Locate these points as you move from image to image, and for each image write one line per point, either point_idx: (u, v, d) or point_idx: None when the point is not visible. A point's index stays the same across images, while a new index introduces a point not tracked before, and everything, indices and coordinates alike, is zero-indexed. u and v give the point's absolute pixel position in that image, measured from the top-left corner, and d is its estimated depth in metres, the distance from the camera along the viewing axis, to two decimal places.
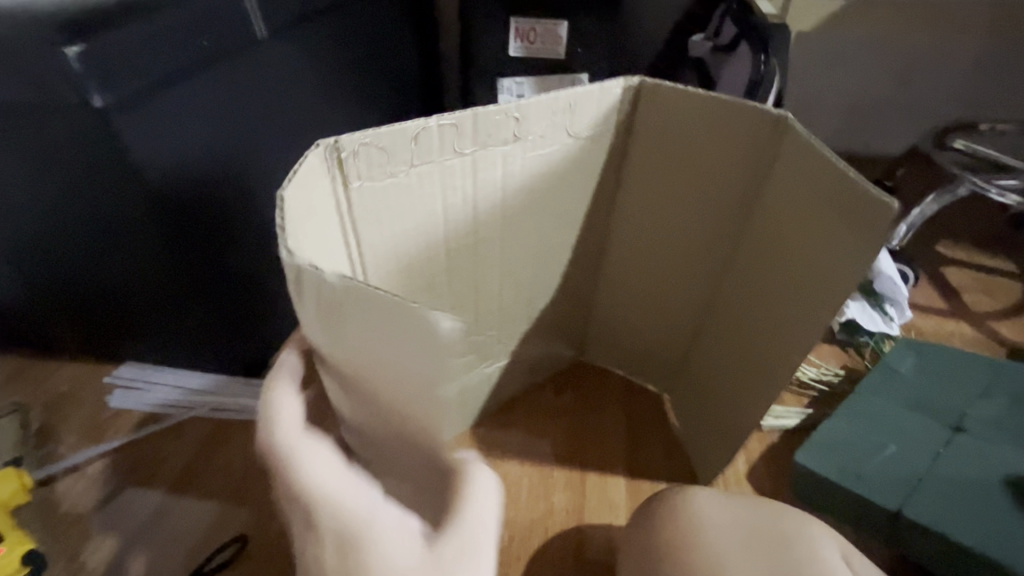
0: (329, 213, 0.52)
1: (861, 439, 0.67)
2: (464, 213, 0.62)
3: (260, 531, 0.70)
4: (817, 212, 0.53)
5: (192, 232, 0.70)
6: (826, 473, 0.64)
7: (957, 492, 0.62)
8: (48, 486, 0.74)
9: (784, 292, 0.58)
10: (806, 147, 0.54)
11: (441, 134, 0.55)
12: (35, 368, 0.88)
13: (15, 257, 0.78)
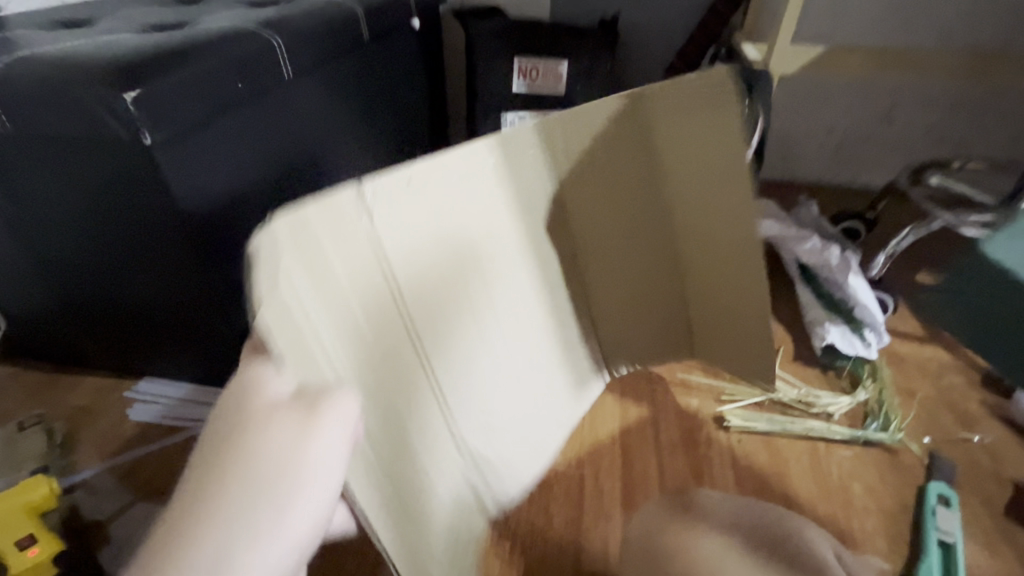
0: (343, 289, 0.40)
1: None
2: (472, 265, 0.52)
3: None
4: (698, 124, 0.50)
5: (219, 254, 0.75)
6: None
7: None
8: (71, 495, 0.78)
9: (728, 228, 0.55)
10: (667, 98, 0.51)
11: (429, 178, 0.45)
12: (59, 381, 0.93)
13: (50, 276, 0.83)
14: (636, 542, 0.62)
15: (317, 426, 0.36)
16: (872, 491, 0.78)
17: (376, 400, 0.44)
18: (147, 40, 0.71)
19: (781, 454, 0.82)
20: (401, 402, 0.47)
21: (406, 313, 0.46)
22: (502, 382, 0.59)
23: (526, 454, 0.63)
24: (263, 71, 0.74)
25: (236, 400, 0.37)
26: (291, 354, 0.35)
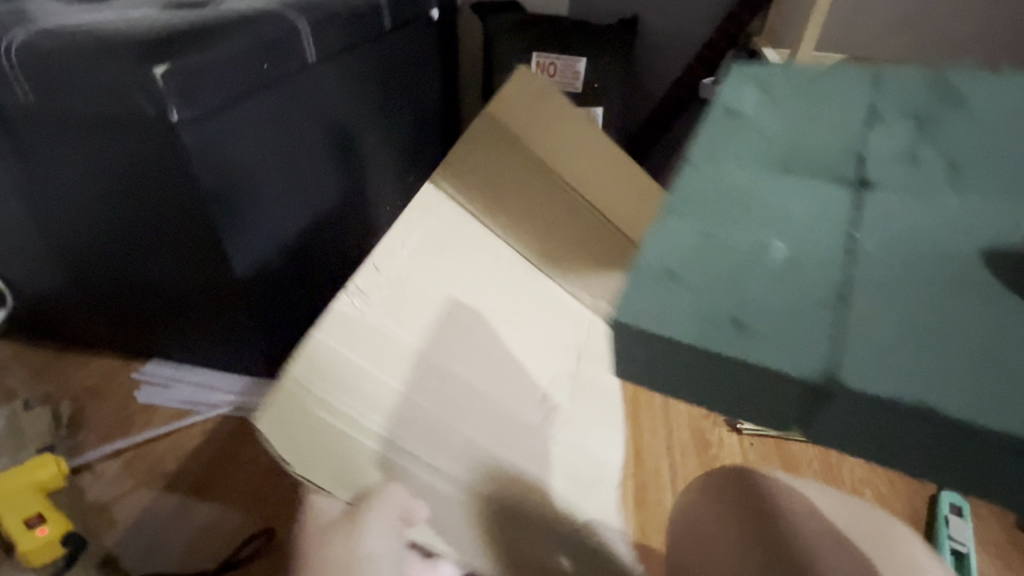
0: (360, 396, 0.47)
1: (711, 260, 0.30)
2: (458, 315, 0.58)
3: (284, 529, 0.71)
4: (534, 114, 0.65)
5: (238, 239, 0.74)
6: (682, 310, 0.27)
7: (809, 308, 0.28)
8: (77, 476, 0.76)
9: (598, 174, 0.69)
10: (507, 117, 0.64)
11: (365, 283, 0.51)
12: (65, 360, 0.91)
13: (62, 255, 0.82)
14: None
15: (364, 521, 0.41)
16: (884, 499, 0.78)
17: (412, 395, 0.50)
18: (171, 17, 0.70)
19: (793, 459, 0.82)
20: (459, 437, 0.52)
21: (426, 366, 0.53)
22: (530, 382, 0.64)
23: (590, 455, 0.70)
24: (286, 54, 0.73)
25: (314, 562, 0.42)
26: (330, 477, 0.42)
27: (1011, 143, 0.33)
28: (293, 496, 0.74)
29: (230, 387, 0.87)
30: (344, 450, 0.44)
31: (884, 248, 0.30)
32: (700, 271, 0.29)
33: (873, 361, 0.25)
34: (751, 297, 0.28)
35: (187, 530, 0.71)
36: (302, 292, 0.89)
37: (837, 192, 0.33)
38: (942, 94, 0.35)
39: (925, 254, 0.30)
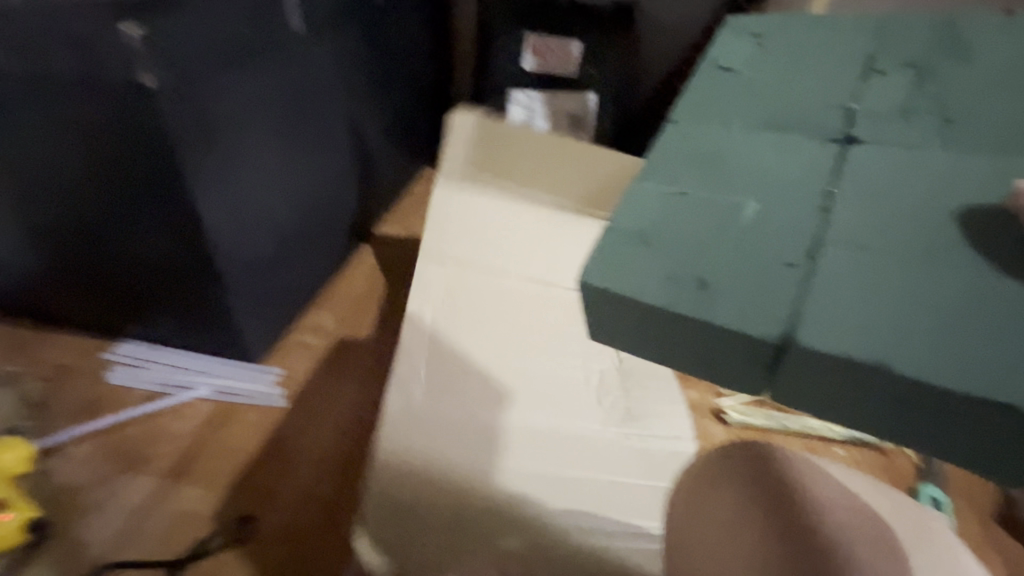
0: (411, 521, 0.57)
1: (680, 222, 0.32)
2: (479, 394, 0.70)
3: (265, 517, 0.69)
4: (484, 142, 0.76)
5: (217, 215, 0.71)
6: (651, 269, 0.30)
7: (766, 263, 0.30)
8: (43, 461, 0.73)
9: (557, 168, 0.76)
10: (457, 153, 0.76)
11: (397, 403, 0.63)
12: (32, 339, 0.87)
13: (32, 230, 0.78)
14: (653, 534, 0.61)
15: None
16: None
17: (450, 477, 0.61)
18: None
19: None
20: (495, 487, 0.63)
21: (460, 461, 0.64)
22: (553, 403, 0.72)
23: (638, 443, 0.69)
24: (272, 21, 0.69)
25: None
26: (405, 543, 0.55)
27: (993, 108, 0.36)
28: (275, 484, 0.72)
29: (207, 369, 0.84)
30: (410, 501, 0.58)
31: (845, 206, 0.32)
32: (674, 233, 0.31)
33: (835, 323, 0.27)
34: (711, 255, 0.31)
35: (159, 519, 0.69)
36: (285, 272, 0.87)
37: (795, 156, 0.35)
38: (953, 53, 0.40)
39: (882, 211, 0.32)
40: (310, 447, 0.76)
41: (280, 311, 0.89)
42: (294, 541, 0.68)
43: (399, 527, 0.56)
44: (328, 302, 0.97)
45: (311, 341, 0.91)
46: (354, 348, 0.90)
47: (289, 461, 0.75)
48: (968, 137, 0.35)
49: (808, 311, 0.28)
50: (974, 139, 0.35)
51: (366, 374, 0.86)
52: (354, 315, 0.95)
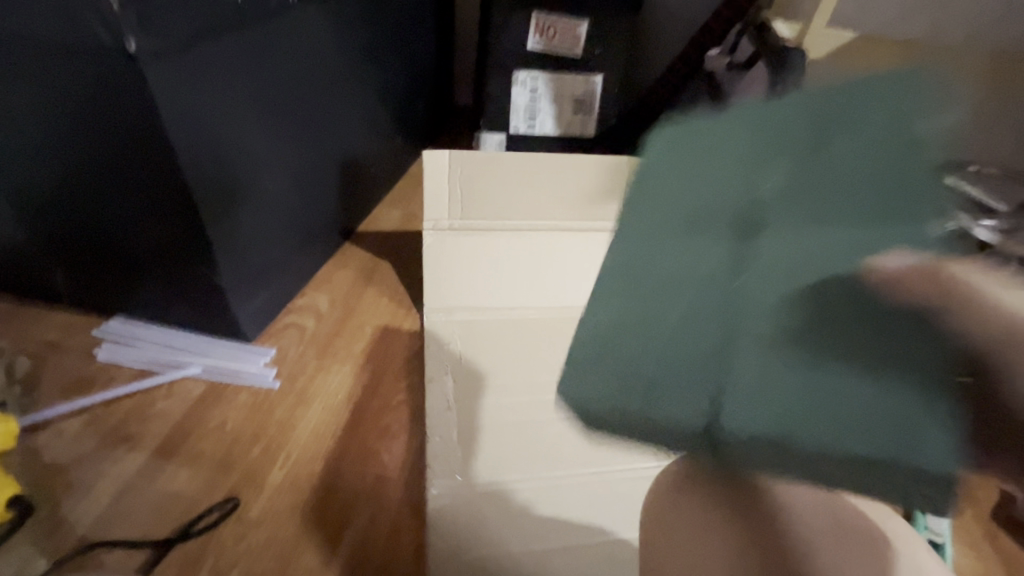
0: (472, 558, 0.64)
1: (627, 321, 0.50)
2: (525, 514, 0.68)
3: (252, 499, 0.68)
4: None
5: (207, 191, 0.69)
6: (602, 387, 0.50)
7: (678, 353, 0.49)
8: (30, 436, 0.72)
9: None
10: None
11: (437, 521, 0.66)
12: (21, 313, 0.86)
13: (19, 204, 0.76)
14: None
15: None
16: None
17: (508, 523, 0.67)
18: None
19: None
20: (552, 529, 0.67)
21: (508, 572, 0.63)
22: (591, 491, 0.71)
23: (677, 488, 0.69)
24: None
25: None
26: None
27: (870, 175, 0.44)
28: (263, 466, 0.71)
29: (199, 349, 0.82)
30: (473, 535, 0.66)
31: (755, 280, 0.48)
32: (653, 374, 0.48)
33: (743, 403, 0.45)
34: (680, 385, 0.48)
35: (144, 498, 0.67)
36: (279, 251, 0.85)
37: (701, 251, 0.49)
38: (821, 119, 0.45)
39: (790, 286, 0.46)
40: (301, 430, 0.75)
41: (274, 291, 0.87)
42: (282, 525, 0.66)
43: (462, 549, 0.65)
44: (324, 285, 0.95)
45: (306, 323, 0.89)
46: (349, 332, 0.88)
47: (279, 444, 0.73)
48: (802, 215, 0.47)
49: (720, 406, 0.46)
50: (811, 219, 0.47)
51: (361, 358, 0.85)
52: (351, 299, 0.94)
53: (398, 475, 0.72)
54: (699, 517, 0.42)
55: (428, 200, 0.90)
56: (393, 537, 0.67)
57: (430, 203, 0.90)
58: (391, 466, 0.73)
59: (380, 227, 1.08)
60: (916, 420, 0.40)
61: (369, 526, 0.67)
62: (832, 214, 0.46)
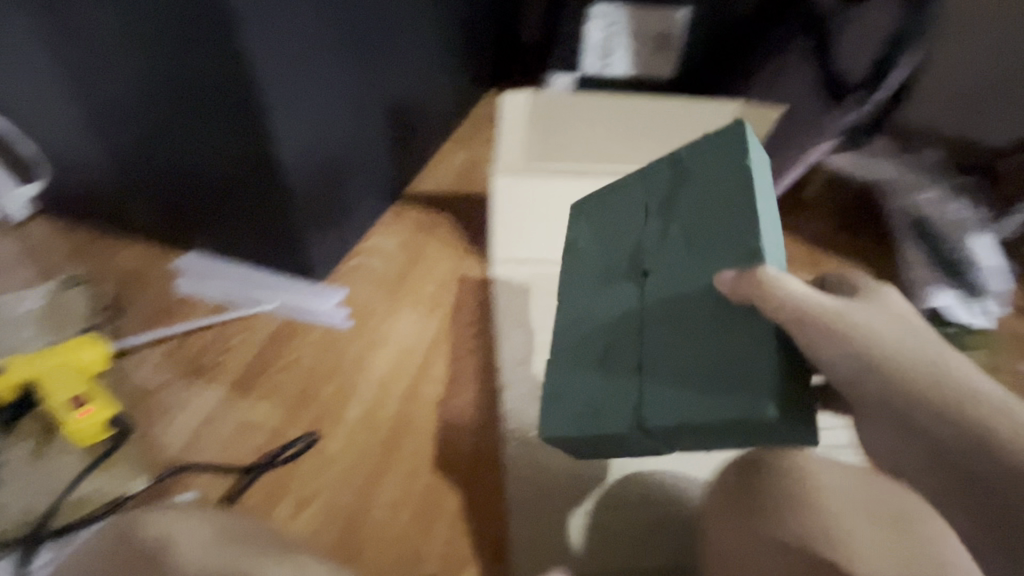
0: (550, 492, 0.66)
1: (572, 360, 0.56)
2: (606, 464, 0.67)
3: (330, 433, 0.69)
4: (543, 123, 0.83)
5: (282, 123, 0.66)
6: (566, 426, 0.53)
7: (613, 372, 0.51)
8: (117, 362, 0.74)
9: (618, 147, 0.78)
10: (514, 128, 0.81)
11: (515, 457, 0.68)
12: (102, 242, 0.87)
13: (101, 134, 0.76)
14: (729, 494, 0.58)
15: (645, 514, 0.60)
16: None
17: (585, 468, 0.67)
18: None
19: None
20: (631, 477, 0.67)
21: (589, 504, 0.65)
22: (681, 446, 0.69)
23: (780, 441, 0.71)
24: None
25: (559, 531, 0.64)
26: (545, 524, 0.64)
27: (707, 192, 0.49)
28: (339, 403, 0.71)
29: (268, 286, 0.82)
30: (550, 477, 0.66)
31: (656, 309, 0.50)
32: (592, 402, 0.52)
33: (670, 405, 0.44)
34: (608, 404, 0.50)
35: (228, 426, 0.69)
36: (349, 188, 0.83)
37: (616, 296, 0.54)
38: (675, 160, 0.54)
39: (677, 310, 0.48)
40: (373, 372, 0.75)
41: (343, 229, 0.85)
42: (359, 463, 0.67)
43: (542, 482, 0.66)
44: (390, 227, 0.93)
45: (373, 265, 0.87)
46: (417, 277, 0.86)
47: (351, 385, 0.73)
48: (686, 215, 0.51)
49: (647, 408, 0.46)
50: (691, 214, 0.50)
51: (431, 303, 0.83)
52: (417, 243, 0.91)
53: (469, 421, 0.71)
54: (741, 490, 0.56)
55: (503, 142, 0.83)
56: (467, 485, 0.66)
57: (506, 148, 0.83)
58: (462, 413, 0.72)
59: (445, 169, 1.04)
60: (721, 384, 0.41)
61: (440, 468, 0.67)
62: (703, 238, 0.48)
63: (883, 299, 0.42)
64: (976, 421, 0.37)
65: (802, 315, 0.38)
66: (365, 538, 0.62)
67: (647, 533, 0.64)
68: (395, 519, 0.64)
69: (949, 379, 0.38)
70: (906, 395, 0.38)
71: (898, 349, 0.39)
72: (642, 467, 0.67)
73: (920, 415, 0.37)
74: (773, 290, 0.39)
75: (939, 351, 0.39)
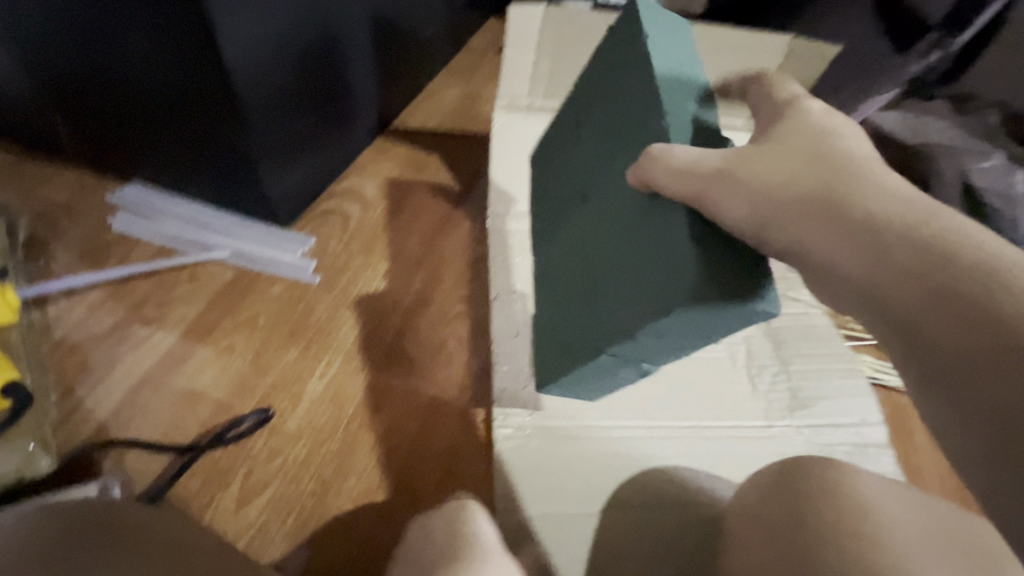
0: (559, 482, 0.56)
1: (556, 308, 0.57)
2: (622, 455, 0.58)
3: (290, 404, 0.59)
4: (555, 48, 0.73)
5: (237, 26, 0.52)
6: (550, 376, 0.55)
7: (582, 308, 0.52)
8: (36, 310, 0.62)
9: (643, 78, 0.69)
10: (517, 53, 0.73)
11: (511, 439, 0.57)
12: (23, 167, 0.74)
13: (3, 32, 0.60)
14: (772, 517, 0.49)
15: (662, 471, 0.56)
16: None
17: (600, 457, 0.58)
18: None
19: (906, 413, 0.67)
20: (651, 469, 0.58)
21: (602, 496, 0.56)
22: (710, 435, 0.61)
23: (827, 429, 0.63)
24: None
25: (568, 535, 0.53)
26: (553, 526, 0.53)
27: (619, 90, 0.51)
28: (302, 370, 0.61)
29: (224, 229, 0.69)
30: (558, 473, 0.56)
31: (599, 214, 0.51)
32: (572, 341, 0.52)
33: (619, 301, 0.45)
34: (586, 341, 0.50)
35: (167, 393, 0.58)
36: (321, 116, 0.69)
37: (572, 222, 0.57)
38: (601, 69, 0.55)
39: (614, 218, 0.49)
40: (344, 336, 0.64)
41: (316, 164, 0.72)
42: (322, 443, 0.57)
43: (547, 470, 0.56)
44: (371, 168, 0.80)
45: (350, 210, 0.75)
46: (400, 228, 0.75)
47: (318, 350, 0.63)
48: (609, 118, 0.53)
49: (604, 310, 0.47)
50: (613, 113, 0.52)
51: (414, 258, 0.72)
52: (402, 188, 0.79)
53: (454, 398, 0.61)
54: (787, 508, 0.49)
55: (507, 72, 0.76)
56: (449, 475, 0.57)
57: (512, 77, 0.77)
58: (446, 388, 0.62)
59: (437, 103, 0.90)
60: (649, 272, 0.41)
61: (417, 453, 0.57)
62: (620, 110, 0.50)
63: (788, 119, 0.40)
64: (876, 225, 0.33)
65: (684, 176, 0.38)
66: (326, 534, 0.52)
67: (669, 539, 0.54)
68: (364, 509, 0.54)
69: (850, 190, 0.35)
70: (802, 216, 0.35)
71: (790, 171, 0.36)
72: (662, 458, 0.58)
73: (819, 232, 0.34)
74: (659, 161, 0.39)
75: (848, 164, 0.36)
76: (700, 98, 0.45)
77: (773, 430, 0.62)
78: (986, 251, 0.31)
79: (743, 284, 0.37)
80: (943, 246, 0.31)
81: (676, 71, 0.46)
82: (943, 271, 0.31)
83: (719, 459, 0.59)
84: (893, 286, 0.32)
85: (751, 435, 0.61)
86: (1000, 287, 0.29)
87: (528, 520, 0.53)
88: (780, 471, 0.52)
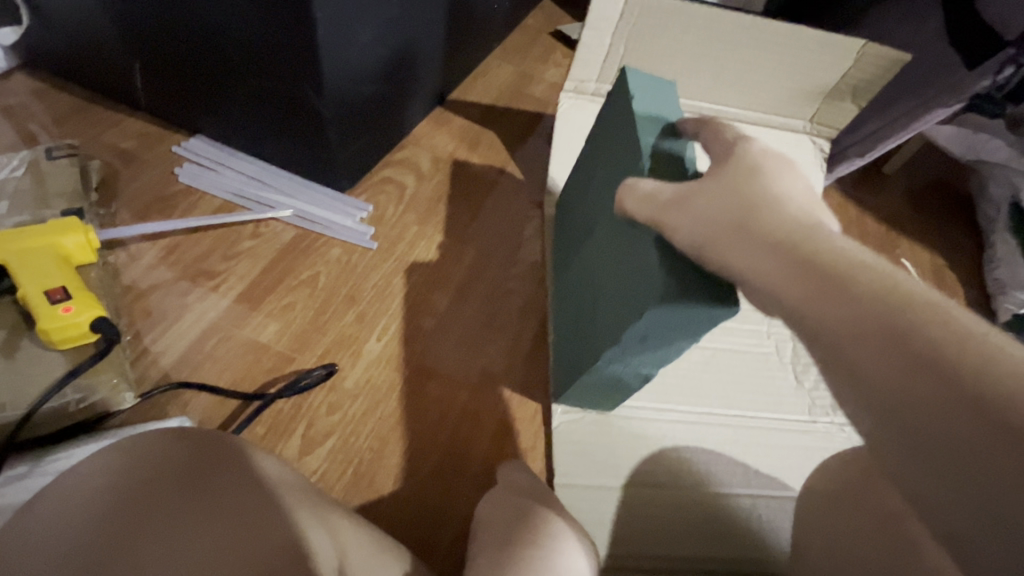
0: (605, 462, 0.58)
1: (570, 320, 0.60)
2: (672, 440, 0.61)
3: (349, 363, 0.61)
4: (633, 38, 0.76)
5: (331, 9, 0.55)
6: (563, 386, 0.58)
7: (586, 321, 0.55)
8: (108, 253, 0.63)
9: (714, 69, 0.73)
10: (592, 42, 0.76)
11: (568, 417, 0.60)
12: (93, 112, 0.75)
13: None
14: (846, 514, 0.51)
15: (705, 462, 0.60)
16: None
17: (647, 441, 0.60)
18: None
19: None
20: (706, 450, 0.61)
21: (643, 478, 0.58)
22: (760, 425, 0.64)
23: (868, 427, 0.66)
24: None
25: (602, 513, 0.55)
26: (588, 503, 0.56)
27: (619, 120, 0.54)
28: (359, 330, 0.63)
29: (285, 187, 0.71)
30: (604, 455, 0.59)
31: (602, 236, 0.54)
32: (579, 352, 0.55)
33: (611, 303, 0.49)
34: (588, 350, 0.52)
35: (232, 344, 0.60)
36: (389, 96, 0.71)
37: (583, 245, 0.59)
38: (609, 103, 0.59)
39: (610, 229, 0.52)
40: (399, 301, 0.66)
41: (378, 138, 0.74)
42: (379, 403, 0.59)
43: (594, 449, 0.59)
44: (425, 141, 0.81)
45: (405, 180, 0.77)
46: (452, 202, 0.76)
47: (374, 313, 0.64)
48: (614, 139, 0.55)
49: (600, 316, 0.51)
50: (616, 136, 0.55)
51: (468, 232, 0.73)
52: (456, 162, 0.80)
53: (504, 371, 0.63)
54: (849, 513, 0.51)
55: (579, 59, 0.78)
56: (498, 442, 0.59)
57: (583, 62, 0.78)
58: (496, 361, 0.64)
59: (492, 82, 0.91)
60: (631, 282, 0.45)
61: (468, 421, 0.60)
62: (616, 144, 0.55)
63: (732, 158, 0.41)
64: (799, 250, 0.33)
65: (650, 206, 0.41)
66: (383, 491, 0.55)
67: (713, 519, 0.57)
68: (416, 472, 0.56)
69: (768, 219, 0.35)
70: (729, 243, 0.36)
71: (722, 200, 0.38)
72: (705, 446, 0.61)
73: (743, 256, 0.35)
74: (627, 186, 0.43)
75: (770, 196, 0.37)
76: (661, 128, 0.50)
77: (817, 425, 0.65)
78: (897, 279, 0.30)
79: (709, 295, 0.40)
80: (847, 267, 0.31)
81: (649, 107, 0.51)
82: (846, 287, 0.30)
83: (765, 454, 0.62)
84: (807, 306, 0.31)
85: (796, 427, 0.64)
86: (912, 302, 0.29)
87: (569, 493, 0.56)
88: (851, 458, 0.54)
